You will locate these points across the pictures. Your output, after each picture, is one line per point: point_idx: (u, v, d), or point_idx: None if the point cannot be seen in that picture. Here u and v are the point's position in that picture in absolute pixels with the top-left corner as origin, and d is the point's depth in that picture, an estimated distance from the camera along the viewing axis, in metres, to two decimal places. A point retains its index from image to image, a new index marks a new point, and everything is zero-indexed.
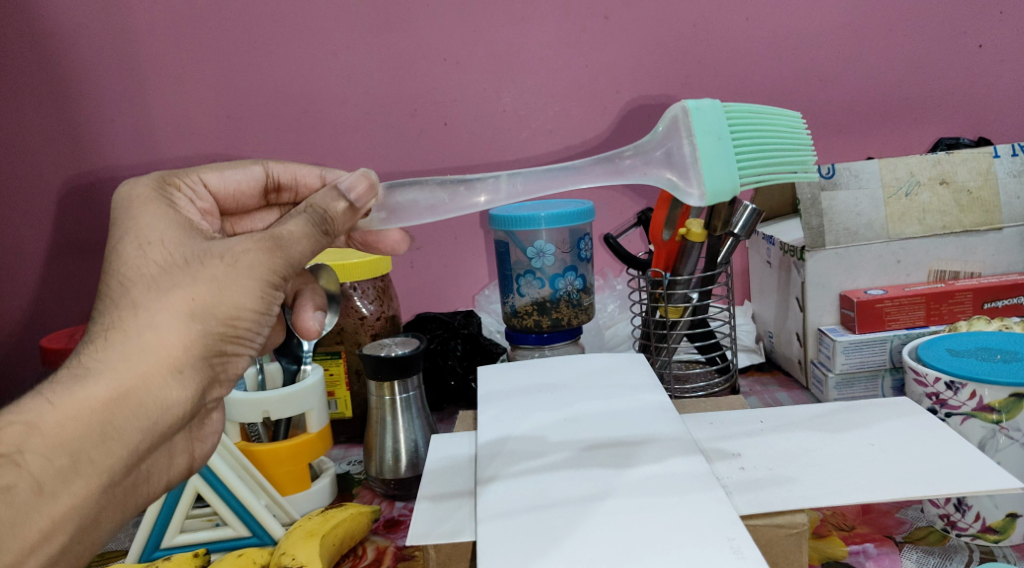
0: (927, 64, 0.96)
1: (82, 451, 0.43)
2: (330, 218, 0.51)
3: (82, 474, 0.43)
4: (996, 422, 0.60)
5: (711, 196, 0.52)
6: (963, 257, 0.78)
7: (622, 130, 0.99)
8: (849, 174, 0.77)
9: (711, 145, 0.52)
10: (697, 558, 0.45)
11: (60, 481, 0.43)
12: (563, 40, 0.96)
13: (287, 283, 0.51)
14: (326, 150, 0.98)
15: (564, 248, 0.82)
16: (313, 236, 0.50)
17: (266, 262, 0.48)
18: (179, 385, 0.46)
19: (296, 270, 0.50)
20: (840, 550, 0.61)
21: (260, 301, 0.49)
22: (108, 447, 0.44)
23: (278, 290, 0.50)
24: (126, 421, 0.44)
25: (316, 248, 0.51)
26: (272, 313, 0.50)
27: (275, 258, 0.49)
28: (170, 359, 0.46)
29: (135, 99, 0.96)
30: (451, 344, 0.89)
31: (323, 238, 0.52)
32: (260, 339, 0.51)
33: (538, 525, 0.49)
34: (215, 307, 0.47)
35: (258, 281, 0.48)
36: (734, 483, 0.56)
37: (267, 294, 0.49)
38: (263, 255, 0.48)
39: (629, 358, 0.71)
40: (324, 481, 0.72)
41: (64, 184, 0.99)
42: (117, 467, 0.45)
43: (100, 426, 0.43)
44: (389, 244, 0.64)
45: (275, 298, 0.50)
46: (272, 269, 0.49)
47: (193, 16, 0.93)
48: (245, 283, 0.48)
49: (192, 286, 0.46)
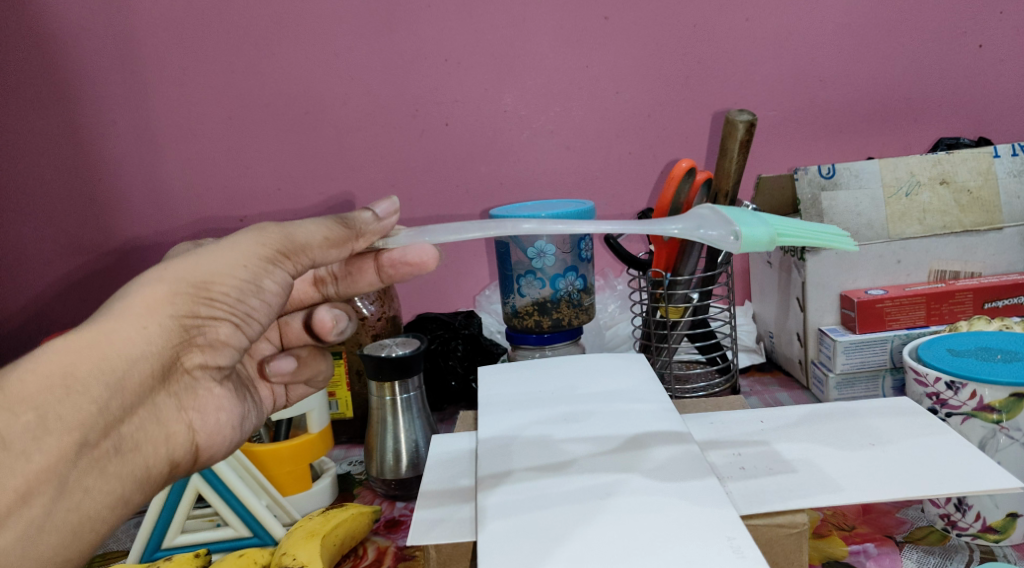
0: (926, 63, 0.96)
1: (47, 406, 0.42)
2: (349, 219, 0.52)
3: (51, 431, 0.42)
4: (996, 421, 0.60)
5: (746, 240, 0.54)
6: (964, 257, 0.78)
7: (622, 131, 0.99)
8: (849, 174, 0.78)
9: (738, 214, 0.56)
10: (697, 557, 0.45)
11: (28, 438, 0.41)
12: (563, 40, 0.96)
13: (282, 259, 0.50)
14: (326, 150, 0.99)
15: (564, 249, 0.82)
16: (321, 225, 0.51)
17: (249, 238, 0.49)
18: (147, 341, 0.45)
19: (289, 244, 0.50)
20: (841, 549, 0.61)
21: (240, 266, 0.48)
22: (74, 402, 0.42)
23: (265, 260, 0.49)
24: (90, 374, 0.43)
25: (333, 235, 0.51)
26: (261, 285, 0.49)
27: (261, 235, 0.50)
28: (135, 315, 0.45)
29: (136, 100, 0.96)
30: (451, 344, 0.89)
31: (343, 231, 0.52)
32: (249, 311, 0.49)
33: (537, 523, 0.49)
34: (188, 271, 0.47)
35: (237, 250, 0.49)
36: (734, 483, 0.56)
37: (248, 261, 0.49)
38: (250, 235, 0.49)
39: (629, 358, 0.71)
40: (325, 482, 0.72)
41: (65, 184, 0.99)
42: (87, 424, 0.43)
43: (62, 378, 0.42)
44: (416, 258, 0.56)
45: (263, 269, 0.49)
46: (257, 243, 0.49)
47: (194, 17, 0.93)
48: (226, 255, 0.48)
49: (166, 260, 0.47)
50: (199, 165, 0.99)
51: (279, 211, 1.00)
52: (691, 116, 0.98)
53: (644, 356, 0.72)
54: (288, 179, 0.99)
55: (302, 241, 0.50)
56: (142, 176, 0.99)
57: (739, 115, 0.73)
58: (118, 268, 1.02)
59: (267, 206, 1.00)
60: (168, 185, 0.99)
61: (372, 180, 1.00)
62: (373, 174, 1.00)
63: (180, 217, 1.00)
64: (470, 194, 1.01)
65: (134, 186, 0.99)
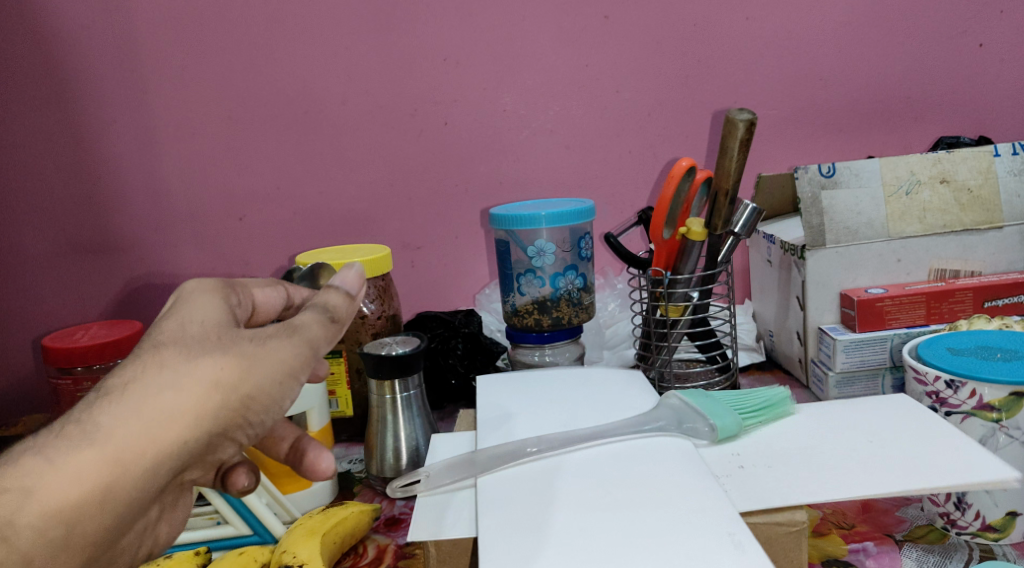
0: (926, 62, 0.96)
1: (73, 521, 0.41)
2: (336, 310, 0.48)
3: (68, 549, 0.41)
4: (996, 420, 0.60)
5: None
6: (964, 256, 0.78)
7: (623, 129, 0.99)
8: (849, 173, 0.77)
9: None
10: (698, 554, 0.44)
11: (38, 556, 0.40)
12: (563, 38, 0.96)
13: (306, 372, 0.46)
14: (326, 149, 0.98)
15: (564, 248, 0.82)
16: (324, 323, 0.47)
17: (286, 351, 0.45)
18: (174, 459, 0.42)
19: (312, 356, 0.47)
20: (840, 548, 0.61)
21: (275, 386, 0.45)
22: (94, 516, 0.41)
23: (296, 375, 0.46)
24: (122, 490, 0.41)
25: (331, 332, 0.48)
26: (289, 400, 0.46)
27: (296, 347, 0.46)
28: (168, 428, 0.42)
29: (135, 98, 0.96)
30: (451, 343, 0.89)
31: (334, 325, 0.48)
32: (265, 426, 0.47)
33: (530, 516, 0.49)
34: (234, 384, 0.43)
35: (277, 366, 0.45)
36: (731, 482, 0.55)
37: (283, 380, 0.45)
38: (285, 345, 0.45)
39: (627, 371, 0.71)
40: (325, 481, 0.72)
41: (58, 179, 0.98)
42: (98, 540, 0.42)
43: (92, 495, 0.41)
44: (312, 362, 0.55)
45: (292, 385, 0.46)
46: (294, 357, 0.45)
47: (194, 15, 0.93)
48: (267, 367, 0.44)
49: (208, 362, 0.43)
50: (198, 165, 0.98)
51: (281, 211, 1.00)
52: (692, 116, 0.98)
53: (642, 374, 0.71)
54: (289, 178, 0.99)
55: (316, 347, 0.47)
56: (138, 173, 0.98)
57: (739, 113, 0.71)
58: (115, 269, 1.01)
59: (266, 205, 1.00)
60: (166, 184, 0.99)
61: (373, 178, 1.00)
62: (373, 173, 0.99)
63: (179, 215, 1.00)
64: (471, 194, 1.01)
65: (130, 184, 0.98)
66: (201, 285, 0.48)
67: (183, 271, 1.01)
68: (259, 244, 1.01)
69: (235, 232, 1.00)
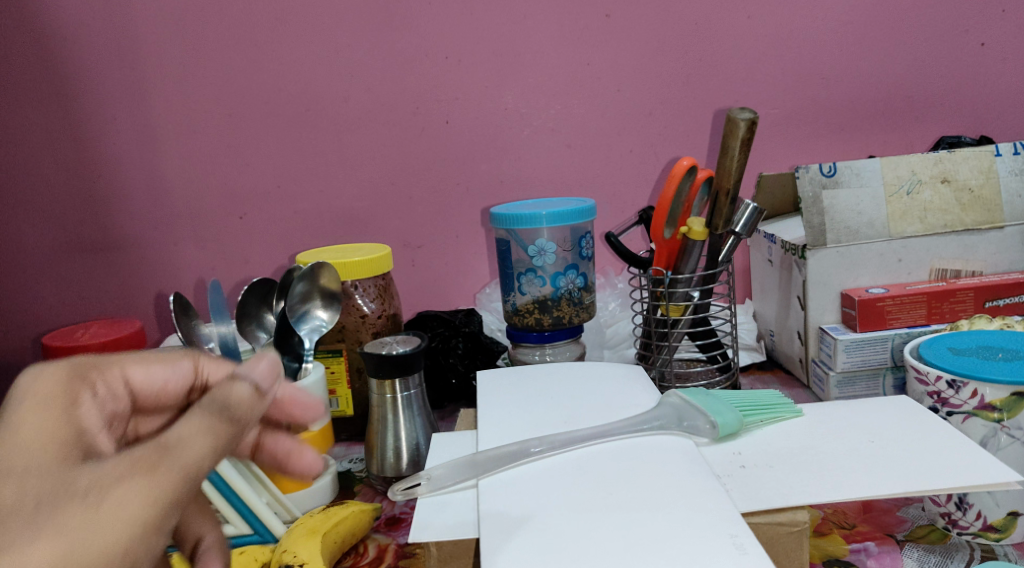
0: (928, 61, 0.96)
1: None
2: (231, 407, 0.45)
3: None
4: (997, 420, 0.60)
5: None
6: (964, 256, 0.78)
7: (624, 128, 0.99)
8: (850, 172, 0.77)
9: None
10: (699, 556, 0.44)
11: None
12: (564, 37, 0.96)
13: (175, 510, 0.42)
14: (326, 148, 0.98)
15: (565, 247, 0.82)
16: (200, 435, 0.43)
17: (142, 491, 0.41)
18: None
19: (184, 483, 0.43)
20: (841, 548, 0.61)
21: (129, 545, 0.41)
22: None
23: (156, 523, 0.41)
24: None
25: (218, 444, 0.44)
26: (157, 549, 0.42)
27: (150, 487, 0.41)
28: None
29: (134, 96, 0.96)
30: (451, 342, 0.89)
31: (229, 430, 0.45)
32: None
33: (530, 517, 0.49)
34: (73, 557, 0.39)
35: (128, 519, 0.41)
36: (732, 482, 0.55)
37: (137, 535, 0.41)
38: (134, 490, 0.41)
39: (625, 369, 0.71)
40: (325, 480, 0.72)
41: (58, 178, 0.97)
42: None
43: None
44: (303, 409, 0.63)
45: (154, 534, 0.41)
46: (146, 503, 0.41)
47: (194, 13, 0.93)
48: (116, 522, 0.40)
49: (35, 543, 0.39)
50: (198, 163, 0.98)
51: (281, 210, 1.00)
52: (692, 115, 0.98)
53: (640, 369, 0.72)
54: (289, 177, 0.99)
55: (189, 476, 0.43)
56: (138, 172, 0.98)
57: (740, 111, 0.71)
58: (115, 268, 1.01)
59: (267, 204, 1.00)
60: (166, 183, 0.98)
61: (373, 177, 0.99)
62: (373, 172, 0.99)
63: (179, 214, 0.99)
64: (471, 193, 1.01)
65: (129, 182, 0.98)
66: (41, 408, 0.45)
67: (183, 269, 1.01)
68: (260, 243, 1.01)
69: (235, 231, 1.00)
